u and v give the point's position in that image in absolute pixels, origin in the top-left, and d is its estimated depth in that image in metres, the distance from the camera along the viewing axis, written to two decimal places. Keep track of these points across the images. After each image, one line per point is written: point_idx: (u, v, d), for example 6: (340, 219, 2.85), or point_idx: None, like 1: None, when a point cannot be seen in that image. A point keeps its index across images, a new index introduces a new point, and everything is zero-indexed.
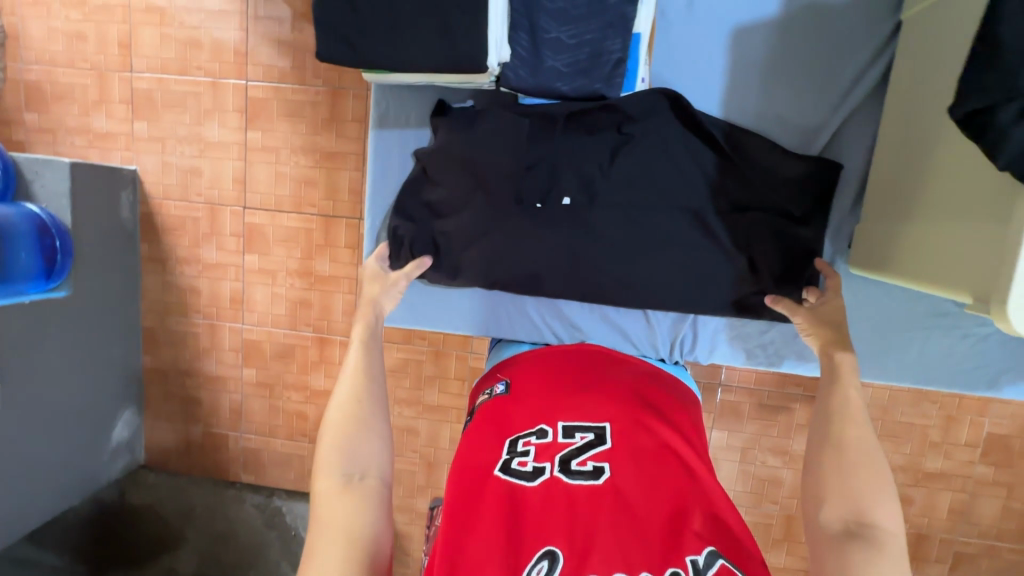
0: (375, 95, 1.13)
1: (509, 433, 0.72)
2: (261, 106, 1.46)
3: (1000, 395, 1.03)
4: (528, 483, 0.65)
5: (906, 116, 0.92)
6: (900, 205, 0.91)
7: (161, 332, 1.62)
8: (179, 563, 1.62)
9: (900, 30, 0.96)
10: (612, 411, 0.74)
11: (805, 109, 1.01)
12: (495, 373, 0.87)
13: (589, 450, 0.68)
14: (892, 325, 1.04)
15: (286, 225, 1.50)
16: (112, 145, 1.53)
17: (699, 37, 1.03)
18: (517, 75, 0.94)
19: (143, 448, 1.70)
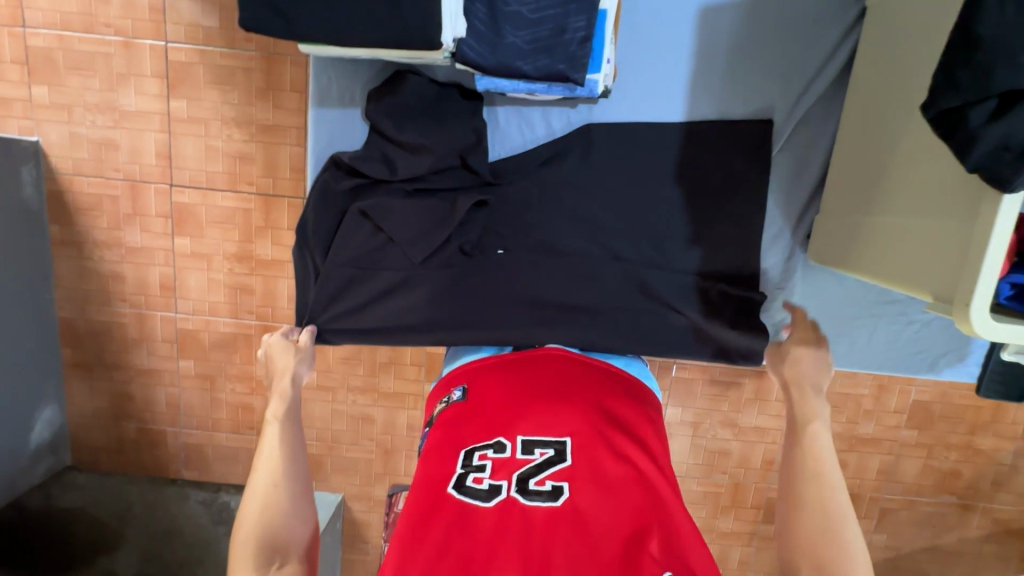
0: (315, 67, 1.00)
1: (465, 445, 0.70)
2: (184, 71, 1.31)
3: (937, 377, 1.10)
4: (483, 503, 0.63)
5: (864, 108, 0.91)
6: (861, 200, 0.90)
7: (82, 323, 1.47)
8: (117, 566, 1.43)
9: (863, 17, 0.93)
10: (576, 423, 0.71)
11: (767, 96, 0.99)
12: (455, 378, 0.83)
13: (547, 467, 0.66)
14: (846, 313, 1.08)
15: (221, 204, 1.38)
16: (6, 111, 1.34)
17: (664, 16, 0.97)
18: (474, 53, 0.83)
19: (69, 449, 1.57)
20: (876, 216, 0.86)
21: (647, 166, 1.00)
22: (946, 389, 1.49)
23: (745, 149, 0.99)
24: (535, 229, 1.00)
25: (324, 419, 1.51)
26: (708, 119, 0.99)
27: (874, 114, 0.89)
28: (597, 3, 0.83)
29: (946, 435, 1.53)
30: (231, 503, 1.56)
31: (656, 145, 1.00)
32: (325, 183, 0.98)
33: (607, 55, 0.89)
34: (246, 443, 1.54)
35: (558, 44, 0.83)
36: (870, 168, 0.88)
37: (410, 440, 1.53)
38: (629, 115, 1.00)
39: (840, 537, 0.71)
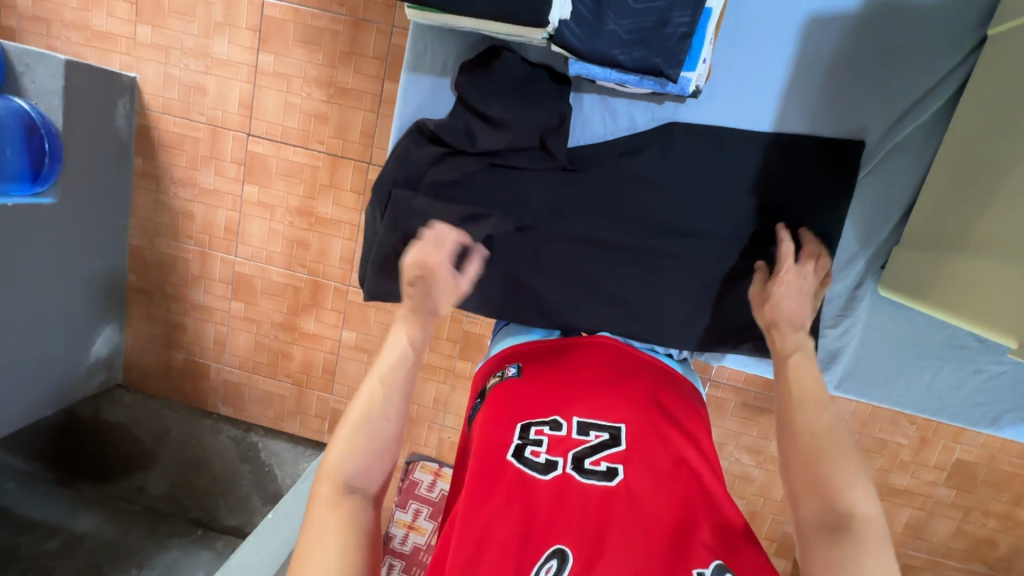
0: (412, 32, 1.02)
1: (521, 420, 0.71)
2: (276, 27, 1.37)
3: (997, 434, 1.05)
4: (539, 475, 0.64)
5: (967, 140, 0.87)
6: (950, 237, 0.86)
7: (150, 253, 1.56)
8: (149, 485, 1.59)
9: (981, 46, 0.89)
10: (631, 412, 0.72)
11: (863, 119, 0.95)
12: (511, 356, 0.84)
13: (602, 449, 0.67)
14: (909, 351, 1.04)
15: (291, 159, 1.44)
16: (111, 46, 1.43)
17: (768, 24, 0.95)
18: (573, 37, 0.82)
19: (122, 367, 1.69)
20: (965, 255, 0.82)
21: (725, 172, 0.97)
22: (995, 452, 1.41)
23: (831, 168, 0.96)
24: (600, 221, 1.00)
25: (356, 377, 1.56)
26: (798, 133, 0.97)
27: (977, 148, 0.84)
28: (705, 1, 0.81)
29: (986, 501, 1.45)
30: (259, 444, 1.64)
31: (733, 156, 0.97)
32: (406, 146, 1.01)
33: (704, 55, 0.87)
34: (281, 389, 1.62)
35: (656, 38, 0.82)
36: (961, 206, 0.85)
37: (434, 413, 1.57)
38: (712, 120, 0.99)
39: (834, 462, 0.66)
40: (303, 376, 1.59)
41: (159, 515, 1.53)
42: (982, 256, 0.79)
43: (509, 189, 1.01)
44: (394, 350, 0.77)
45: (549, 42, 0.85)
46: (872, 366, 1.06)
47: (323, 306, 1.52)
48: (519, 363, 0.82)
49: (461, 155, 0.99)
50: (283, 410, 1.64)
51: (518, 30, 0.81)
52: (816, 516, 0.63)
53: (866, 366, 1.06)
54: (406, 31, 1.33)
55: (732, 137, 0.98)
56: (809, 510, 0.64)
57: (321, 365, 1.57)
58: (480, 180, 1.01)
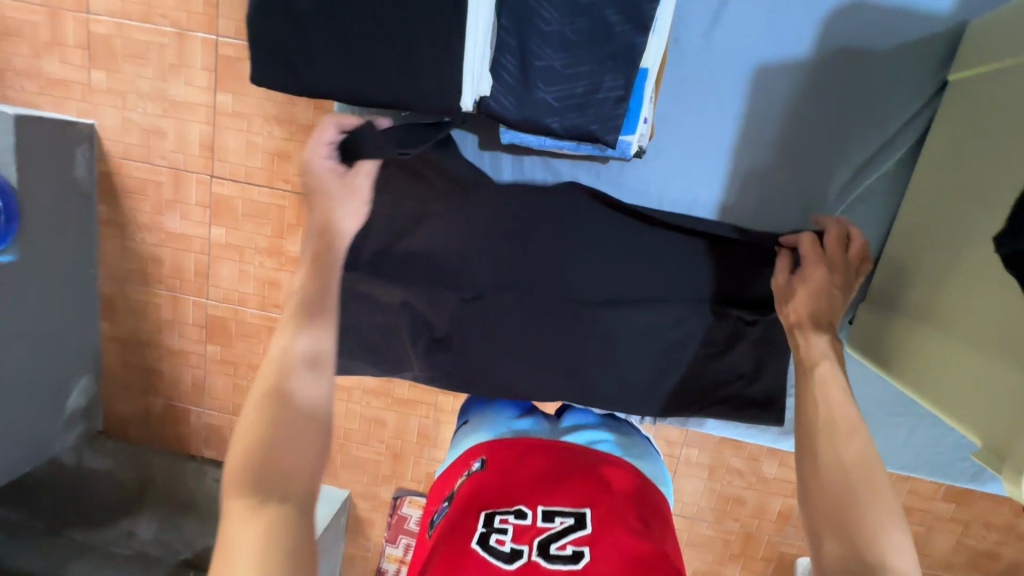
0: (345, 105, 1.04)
1: (485, 506, 0.64)
2: (232, 66, 1.33)
3: (981, 488, 1.02)
4: (503, 565, 0.57)
5: (924, 195, 0.88)
6: (913, 303, 0.85)
7: (121, 300, 1.53)
8: (138, 530, 1.53)
9: (943, 91, 0.90)
10: (599, 497, 0.65)
11: (818, 169, 0.96)
12: (472, 452, 0.78)
13: (569, 532, 0.60)
14: (883, 409, 1.02)
15: (257, 199, 1.40)
16: (67, 93, 1.39)
17: (719, 76, 0.95)
18: (502, 109, 0.85)
19: (101, 415, 1.66)
20: (923, 324, 0.81)
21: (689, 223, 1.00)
22: None
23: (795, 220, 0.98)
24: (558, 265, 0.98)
25: (338, 415, 1.54)
26: (753, 184, 0.99)
27: (939, 205, 0.85)
28: (638, 63, 0.81)
29: (986, 513, 1.42)
30: None
31: (688, 207, 1.00)
32: None
33: (645, 114, 0.87)
34: None
35: (582, 104, 0.83)
36: (931, 267, 0.83)
37: (419, 447, 1.54)
38: (666, 172, 1.00)
39: (864, 499, 0.64)
40: None
41: (150, 560, 1.47)
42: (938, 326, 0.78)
43: (459, 259, 1.00)
44: (283, 361, 0.72)
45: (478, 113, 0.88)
46: None
47: None
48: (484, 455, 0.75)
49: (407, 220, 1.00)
50: None
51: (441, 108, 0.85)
52: (838, 562, 0.61)
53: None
54: None
55: (690, 191, 1.01)
56: (831, 552, 0.62)
57: None
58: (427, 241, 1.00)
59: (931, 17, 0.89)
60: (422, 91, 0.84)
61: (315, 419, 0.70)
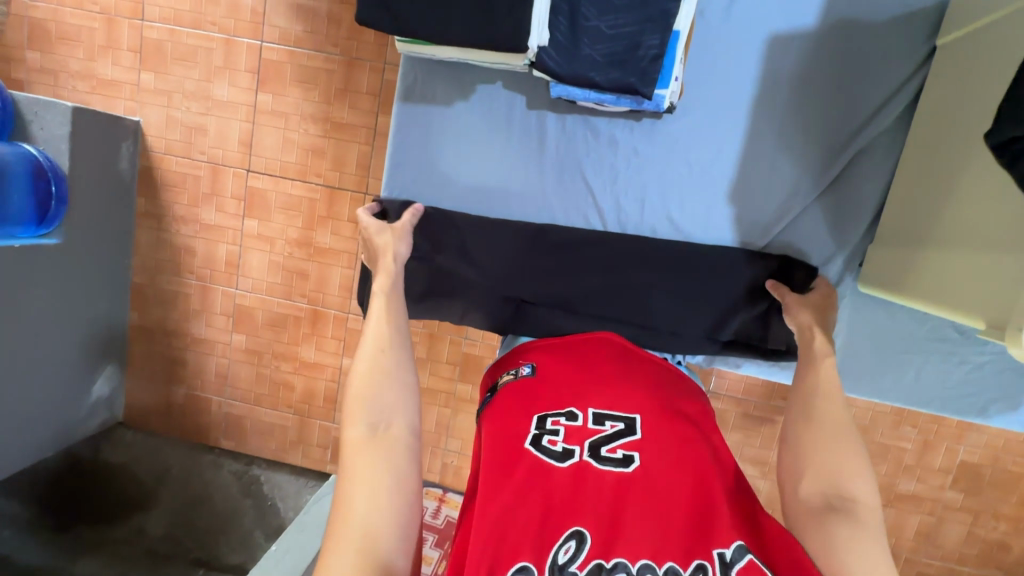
0: (405, 65, 1.07)
1: (538, 411, 0.71)
2: (273, 69, 1.43)
3: (986, 423, 1.05)
4: (557, 463, 0.64)
5: (928, 147, 0.91)
6: (916, 233, 0.90)
7: (152, 289, 1.59)
8: (148, 526, 1.51)
9: (932, 56, 0.95)
10: (644, 405, 0.71)
11: (827, 130, 1.00)
12: (520, 355, 0.84)
13: (619, 437, 0.67)
14: (894, 346, 1.05)
15: (290, 192, 1.48)
16: (116, 93, 1.49)
17: (734, 45, 1.00)
18: (552, 62, 0.87)
19: (123, 406, 1.69)
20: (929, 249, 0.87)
21: (701, 178, 1.04)
22: (997, 452, 1.41)
23: (804, 175, 1.01)
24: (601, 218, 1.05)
25: None
26: (766, 148, 1.02)
27: (938, 157, 0.89)
28: (673, 25, 0.85)
29: (995, 503, 1.45)
30: (261, 477, 1.64)
31: (707, 168, 1.03)
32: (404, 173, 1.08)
33: (676, 73, 0.91)
34: (283, 420, 1.62)
35: (630, 58, 0.86)
36: (932, 201, 0.88)
37: (437, 437, 1.56)
38: (685, 137, 1.03)
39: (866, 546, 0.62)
40: (305, 406, 1.60)
41: (160, 557, 1.46)
42: (945, 245, 0.84)
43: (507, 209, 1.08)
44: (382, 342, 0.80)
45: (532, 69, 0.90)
46: (858, 362, 1.07)
47: (324, 335, 1.54)
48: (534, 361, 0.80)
49: None
50: (286, 442, 1.64)
51: (500, 57, 0.88)
52: None
53: (852, 362, 1.07)
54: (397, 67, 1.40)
55: (709, 154, 1.03)
56: None
57: (323, 394, 1.58)
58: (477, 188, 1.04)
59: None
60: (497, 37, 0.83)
61: (402, 379, 0.77)
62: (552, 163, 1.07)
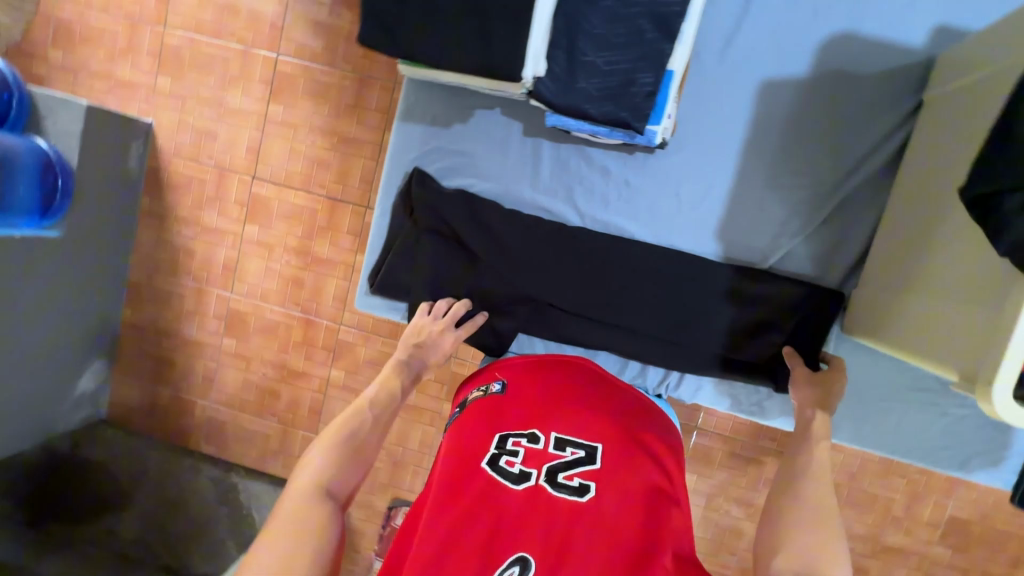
0: (405, 87, 1.09)
1: (500, 429, 0.70)
2: (287, 82, 1.47)
3: (968, 478, 1.03)
4: (512, 485, 0.64)
5: (910, 194, 0.92)
6: (898, 278, 0.90)
7: (148, 288, 1.60)
8: (120, 527, 1.53)
9: (919, 109, 0.97)
10: (608, 433, 0.70)
11: (817, 171, 1.01)
12: (494, 368, 0.83)
13: (577, 465, 0.66)
14: (876, 392, 1.04)
15: (292, 201, 1.50)
16: (132, 95, 1.53)
17: (729, 86, 1.02)
18: (548, 92, 0.88)
19: (107, 402, 1.68)
20: (910, 293, 0.86)
21: (691, 212, 1.05)
22: (987, 509, 1.39)
23: (792, 215, 1.03)
24: (592, 247, 1.05)
25: None
26: (754, 187, 1.03)
27: (917, 207, 0.90)
28: (666, 64, 0.88)
29: (984, 562, 1.41)
30: (238, 485, 1.58)
31: (699, 203, 1.05)
32: (404, 194, 1.09)
33: (669, 111, 0.95)
34: (266, 429, 1.60)
35: (626, 92, 0.88)
36: (913, 247, 0.88)
37: (420, 456, 1.55)
38: (677, 171, 1.05)
39: None
40: (289, 416, 1.59)
41: (130, 561, 1.48)
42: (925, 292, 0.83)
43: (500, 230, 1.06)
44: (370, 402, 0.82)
45: (528, 96, 0.91)
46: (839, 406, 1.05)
47: (314, 345, 1.54)
48: (505, 379, 0.78)
49: (458, 196, 1.07)
50: (267, 451, 1.62)
51: (498, 85, 0.91)
52: None
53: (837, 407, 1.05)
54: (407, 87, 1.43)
55: (699, 189, 1.04)
56: None
57: (308, 405, 1.57)
58: (478, 209, 1.07)
59: (910, 48, 0.97)
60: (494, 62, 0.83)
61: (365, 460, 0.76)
62: (546, 187, 1.09)
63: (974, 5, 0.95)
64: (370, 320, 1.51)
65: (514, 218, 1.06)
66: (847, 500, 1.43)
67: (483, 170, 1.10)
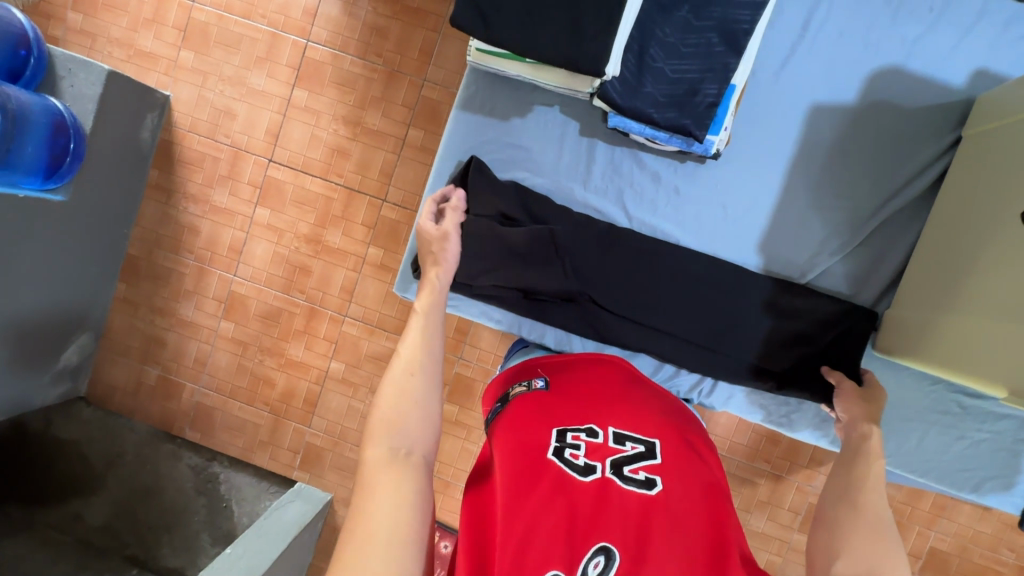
0: (465, 78, 1.10)
1: (558, 423, 0.70)
2: (315, 68, 1.46)
3: (980, 500, 1.06)
4: (580, 478, 0.64)
5: (949, 222, 0.98)
6: (932, 300, 0.96)
7: (146, 263, 1.55)
8: (88, 514, 1.39)
9: (957, 144, 1.03)
10: (662, 429, 0.72)
11: (858, 194, 1.06)
12: (534, 367, 0.83)
13: (640, 459, 0.67)
14: (897, 413, 1.08)
15: (308, 188, 1.48)
16: (152, 65, 1.49)
17: (781, 106, 1.06)
18: (615, 92, 0.91)
19: (88, 379, 1.60)
20: (947, 314, 0.92)
21: (736, 223, 1.08)
22: (966, 543, 1.43)
23: (832, 235, 1.07)
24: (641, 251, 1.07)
25: (338, 412, 1.52)
26: (797, 204, 1.07)
27: (955, 235, 0.96)
28: (731, 78, 0.92)
29: None
30: (220, 475, 1.49)
31: (744, 216, 1.08)
32: (457, 181, 1.09)
33: (726, 124, 0.98)
34: (256, 418, 1.56)
35: (690, 99, 0.91)
36: (950, 271, 0.94)
37: None
38: (726, 182, 1.08)
39: None
40: (282, 406, 1.54)
41: (92, 550, 1.33)
42: (966, 313, 0.89)
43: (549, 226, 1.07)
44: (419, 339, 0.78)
45: (595, 96, 0.94)
46: None
47: (316, 335, 1.51)
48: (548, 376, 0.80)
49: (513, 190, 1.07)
50: (254, 441, 1.57)
51: (567, 81, 0.94)
52: None
53: None
54: (436, 86, 1.44)
55: (745, 202, 1.08)
56: None
57: (303, 396, 1.53)
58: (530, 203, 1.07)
59: (950, 89, 1.03)
60: (576, 54, 0.85)
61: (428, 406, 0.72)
62: (598, 187, 1.11)
63: (1009, 54, 1.02)
64: (376, 314, 1.49)
65: (564, 215, 1.07)
66: None
67: (538, 165, 1.11)
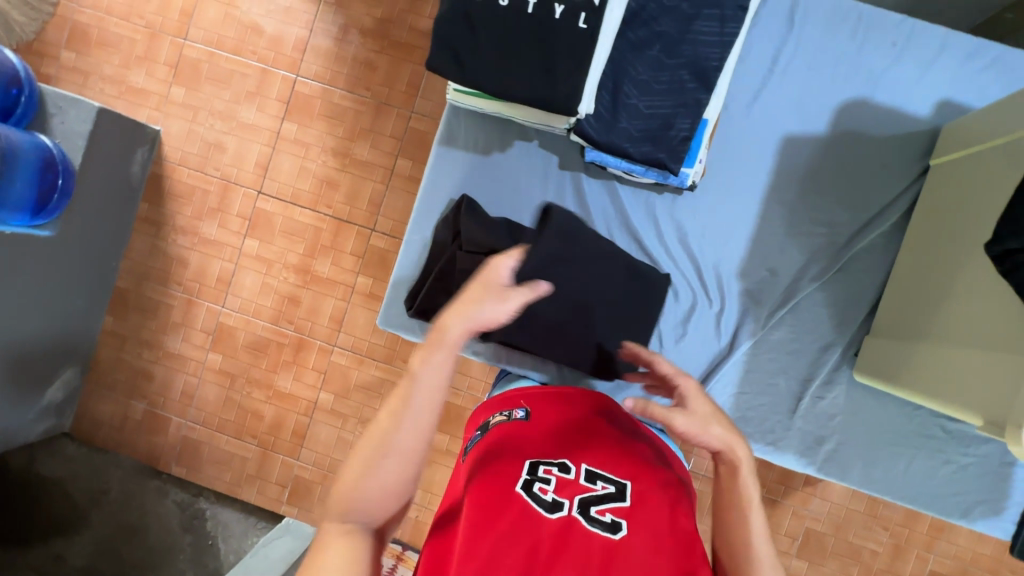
0: (447, 114, 1.12)
1: (532, 456, 0.73)
2: (304, 101, 1.49)
3: (970, 526, 1.05)
4: (546, 512, 0.66)
5: (924, 247, 1.00)
6: (914, 325, 0.97)
7: (134, 296, 1.55)
8: (68, 555, 1.31)
9: (927, 171, 1.06)
10: (636, 471, 0.73)
11: (834, 221, 1.08)
12: (516, 399, 0.86)
13: (609, 500, 0.68)
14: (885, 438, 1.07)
15: (297, 218, 1.49)
16: (143, 101, 1.52)
17: (756, 137, 1.09)
18: (592, 129, 0.93)
19: (72, 415, 1.57)
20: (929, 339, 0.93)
21: (716, 251, 1.10)
22: (965, 565, 1.41)
23: (810, 261, 1.08)
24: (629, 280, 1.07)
25: (327, 443, 1.50)
26: (775, 231, 1.09)
27: (931, 259, 0.98)
28: (703, 113, 0.96)
29: None
30: (206, 511, 1.47)
31: (724, 243, 1.10)
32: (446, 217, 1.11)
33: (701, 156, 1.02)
34: (243, 451, 1.53)
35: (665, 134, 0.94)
36: (928, 296, 0.96)
37: None
38: (706, 211, 1.10)
39: None
40: (270, 438, 1.52)
41: None
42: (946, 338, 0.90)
43: None
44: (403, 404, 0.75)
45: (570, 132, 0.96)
46: (849, 450, 1.08)
47: (304, 365, 1.50)
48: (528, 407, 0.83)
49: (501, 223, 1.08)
50: (241, 475, 1.54)
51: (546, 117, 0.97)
52: None
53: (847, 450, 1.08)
54: (423, 117, 1.47)
55: (724, 230, 1.10)
56: None
57: (292, 427, 1.51)
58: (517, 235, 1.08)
59: (918, 118, 1.07)
60: (553, 92, 0.87)
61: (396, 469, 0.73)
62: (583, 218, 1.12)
63: (974, 85, 1.06)
64: (365, 343, 1.48)
65: None
66: (833, 551, 1.43)
67: (524, 197, 1.13)
